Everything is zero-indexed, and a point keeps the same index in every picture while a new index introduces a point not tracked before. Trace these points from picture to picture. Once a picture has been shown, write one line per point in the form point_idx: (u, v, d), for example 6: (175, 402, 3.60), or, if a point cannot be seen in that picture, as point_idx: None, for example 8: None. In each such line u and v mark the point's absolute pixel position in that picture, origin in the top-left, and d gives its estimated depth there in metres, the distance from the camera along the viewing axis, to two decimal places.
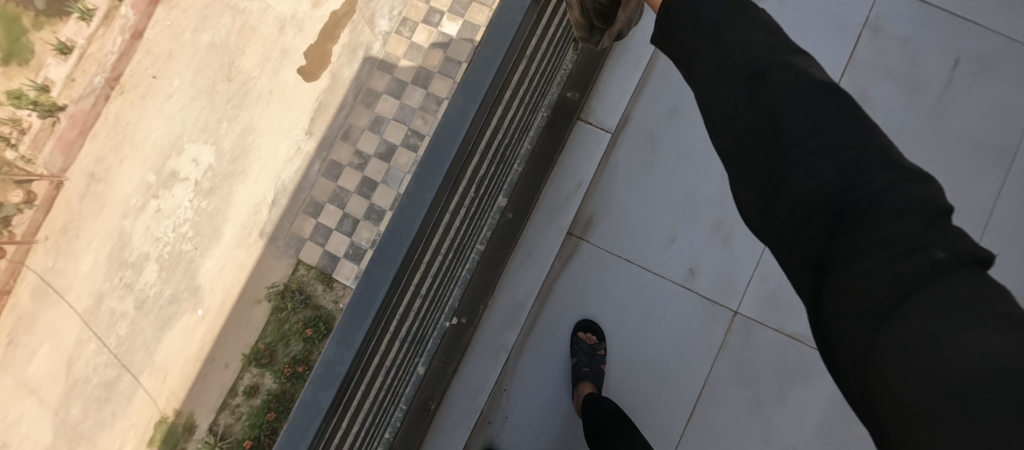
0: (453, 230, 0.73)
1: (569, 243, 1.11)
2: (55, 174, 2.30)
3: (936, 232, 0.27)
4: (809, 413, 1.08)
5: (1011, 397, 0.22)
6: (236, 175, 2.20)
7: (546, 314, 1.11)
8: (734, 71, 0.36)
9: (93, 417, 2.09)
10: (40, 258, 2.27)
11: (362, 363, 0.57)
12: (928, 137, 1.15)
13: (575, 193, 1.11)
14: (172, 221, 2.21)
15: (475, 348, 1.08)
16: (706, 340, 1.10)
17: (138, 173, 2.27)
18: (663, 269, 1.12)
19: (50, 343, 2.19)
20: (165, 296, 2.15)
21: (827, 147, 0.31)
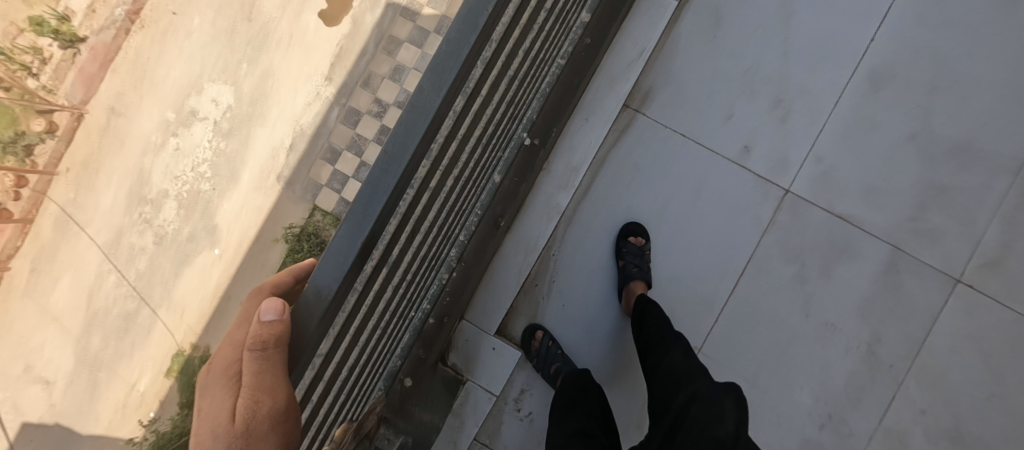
0: (526, 45, 0.66)
1: (625, 115, 1.22)
2: (76, 105, 2.33)
3: None
4: (850, 291, 1.18)
5: None
6: (254, 118, 2.20)
7: (600, 181, 1.23)
8: None
9: (114, 345, 2.20)
10: (61, 190, 2.34)
11: (428, 161, 0.49)
12: (987, 32, 1.19)
13: (638, 60, 1.20)
14: (190, 160, 2.24)
15: (530, 211, 1.21)
16: (755, 215, 1.20)
17: (157, 111, 2.29)
18: (717, 144, 1.21)
19: (72, 273, 2.28)
20: (184, 234, 2.20)
21: None
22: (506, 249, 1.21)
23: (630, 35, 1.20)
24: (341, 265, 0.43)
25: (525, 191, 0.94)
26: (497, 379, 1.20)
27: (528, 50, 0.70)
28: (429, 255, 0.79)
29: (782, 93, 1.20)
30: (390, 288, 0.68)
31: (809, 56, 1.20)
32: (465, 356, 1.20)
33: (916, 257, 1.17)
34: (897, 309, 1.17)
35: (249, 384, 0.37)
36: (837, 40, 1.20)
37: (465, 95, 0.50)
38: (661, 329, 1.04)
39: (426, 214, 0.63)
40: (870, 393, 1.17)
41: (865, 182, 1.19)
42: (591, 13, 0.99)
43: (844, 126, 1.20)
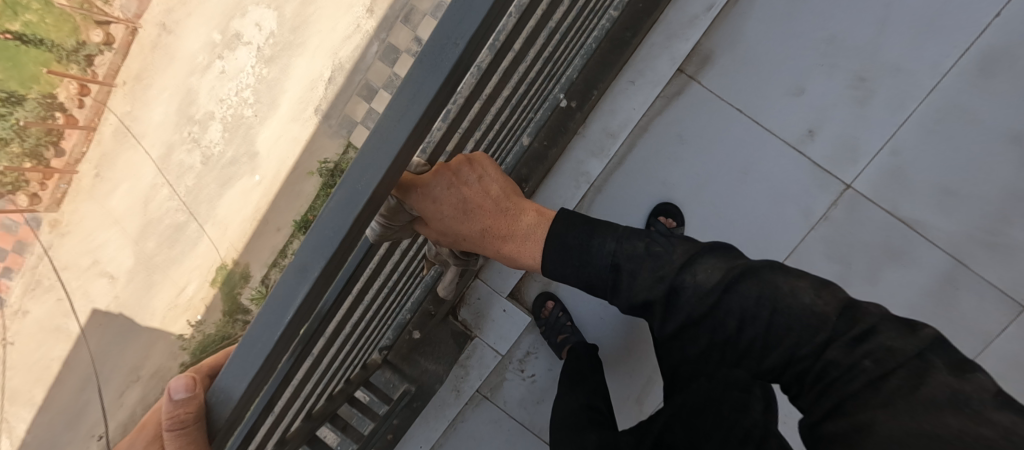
0: None
1: (677, 81, 1.09)
2: (131, 19, 2.35)
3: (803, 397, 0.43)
4: (896, 300, 1.08)
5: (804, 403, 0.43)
6: (295, 46, 2.25)
7: (637, 150, 1.13)
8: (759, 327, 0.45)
9: (167, 252, 2.34)
10: (119, 102, 2.40)
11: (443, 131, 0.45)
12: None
13: (703, 16, 1.06)
14: (235, 84, 2.30)
15: (558, 175, 1.13)
16: (805, 207, 1.10)
17: (204, 31, 2.33)
18: (778, 125, 1.08)
19: (129, 183, 2.39)
20: (227, 157, 2.30)
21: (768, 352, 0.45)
22: None
23: None
24: (331, 238, 0.37)
25: (554, 157, 0.88)
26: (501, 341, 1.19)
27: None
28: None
29: (865, 69, 1.05)
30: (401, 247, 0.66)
31: (907, 30, 1.04)
32: (476, 312, 1.19)
33: (982, 275, 1.05)
34: (947, 325, 1.07)
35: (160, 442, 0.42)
36: (943, 15, 1.03)
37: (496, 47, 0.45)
38: None
39: None
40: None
41: (942, 183, 1.05)
42: None
43: (932, 118, 1.04)
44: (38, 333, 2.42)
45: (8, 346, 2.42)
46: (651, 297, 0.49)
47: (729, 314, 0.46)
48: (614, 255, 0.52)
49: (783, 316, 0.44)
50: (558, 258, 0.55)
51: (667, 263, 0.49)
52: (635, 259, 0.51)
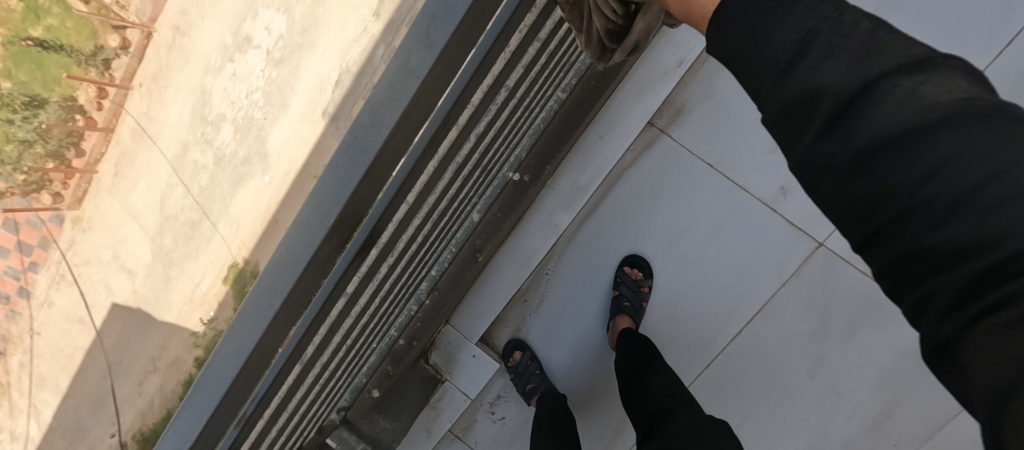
0: (498, 107, 0.61)
1: (647, 134, 1.08)
2: (146, 23, 2.41)
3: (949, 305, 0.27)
4: (871, 361, 1.07)
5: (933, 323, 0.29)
6: (304, 48, 2.23)
7: (607, 202, 1.11)
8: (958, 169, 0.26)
9: (182, 248, 2.41)
10: (136, 103, 2.51)
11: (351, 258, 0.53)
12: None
13: (673, 71, 1.03)
14: (246, 86, 2.32)
15: (527, 225, 1.13)
16: (778, 264, 1.08)
17: (216, 33, 2.37)
18: (749, 182, 1.07)
19: (146, 181, 2.49)
20: (239, 157, 2.33)
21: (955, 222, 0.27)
22: (498, 261, 1.16)
23: (675, 37, 1.02)
24: None
25: (509, 226, 0.85)
26: (475, 383, 1.21)
27: (504, 110, 0.65)
28: (398, 292, 0.77)
29: None
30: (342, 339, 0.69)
31: None
32: (447, 357, 1.20)
33: None
34: (921, 384, 1.07)
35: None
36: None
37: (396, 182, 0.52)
38: (651, 351, 1.03)
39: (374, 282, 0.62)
40: None
41: None
42: None
43: None
44: (62, 323, 2.54)
45: (34, 337, 2.52)
46: (831, 89, 0.30)
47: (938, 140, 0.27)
48: (809, 28, 0.32)
49: None
50: (739, 14, 0.36)
51: (890, 51, 0.30)
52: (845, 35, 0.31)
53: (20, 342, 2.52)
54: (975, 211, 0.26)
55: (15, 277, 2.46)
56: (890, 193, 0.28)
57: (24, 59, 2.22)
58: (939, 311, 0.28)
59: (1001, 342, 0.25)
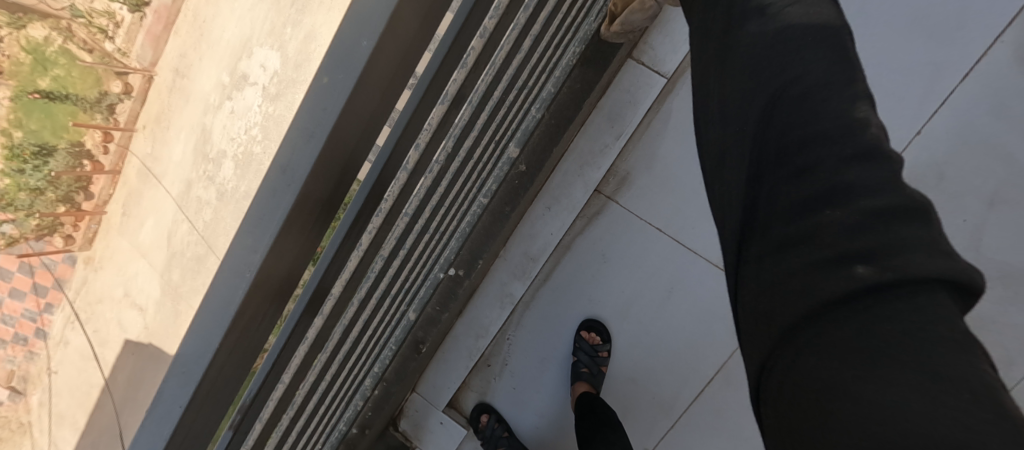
0: (407, 249, 0.61)
1: (595, 202, 1.09)
2: (146, 67, 2.33)
3: (810, 195, 0.28)
4: None
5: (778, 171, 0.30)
6: (298, 83, 2.11)
7: (558, 270, 1.14)
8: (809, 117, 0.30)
9: (189, 282, 2.32)
10: (140, 144, 2.41)
11: (257, 430, 0.52)
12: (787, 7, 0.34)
13: (613, 144, 1.06)
14: (243, 122, 2.22)
15: (482, 297, 1.16)
16: (731, 326, 1.09)
17: (214, 72, 2.25)
18: (698, 244, 1.08)
19: (153, 218, 2.39)
20: (240, 192, 2.26)
21: (815, 141, 0.29)
22: (456, 332, 1.19)
23: (613, 111, 1.05)
24: None
25: (448, 318, 0.88)
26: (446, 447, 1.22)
27: (423, 241, 0.66)
28: (330, 408, 0.75)
29: None
30: None
31: None
32: (415, 424, 1.22)
33: None
34: None
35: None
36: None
37: (265, 370, 0.46)
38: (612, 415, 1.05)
39: (294, 422, 0.62)
40: None
41: None
42: (521, 141, 0.76)
43: None
44: (80, 361, 2.49)
45: (51, 376, 2.49)
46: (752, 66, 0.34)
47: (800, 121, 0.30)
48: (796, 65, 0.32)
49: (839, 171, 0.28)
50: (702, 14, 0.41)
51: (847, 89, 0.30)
52: (778, 35, 0.33)
53: (40, 380, 2.49)
54: (784, 140, 0.30)
55: (31, 319, 2.43)
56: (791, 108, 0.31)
57: (33, 109, 2.19)
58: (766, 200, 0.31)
59: (776, 237, 0.29)
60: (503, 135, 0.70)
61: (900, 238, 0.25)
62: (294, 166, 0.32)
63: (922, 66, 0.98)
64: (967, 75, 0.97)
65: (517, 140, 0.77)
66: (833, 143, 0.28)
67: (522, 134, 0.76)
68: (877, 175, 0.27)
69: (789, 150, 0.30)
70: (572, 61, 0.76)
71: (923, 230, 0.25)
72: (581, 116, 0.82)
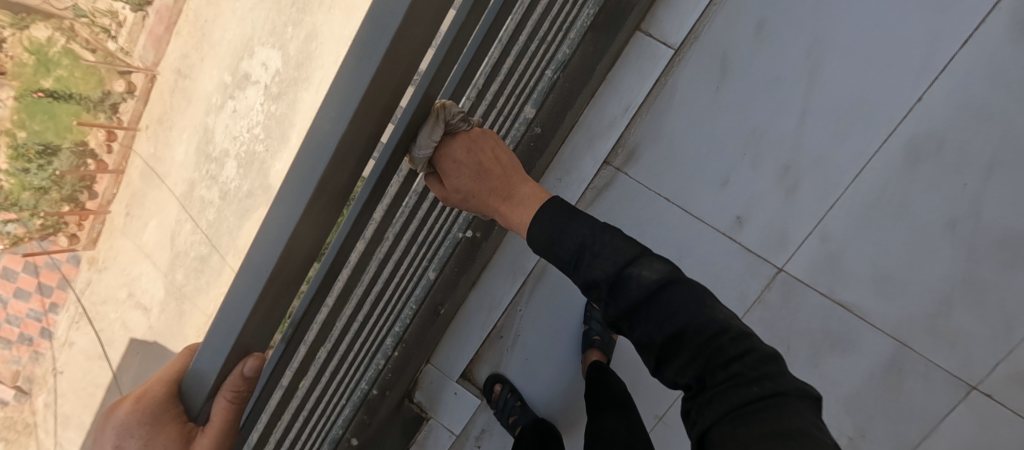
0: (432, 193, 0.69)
1: (605, 173, 1.12)
2: (149, 67, 2.34)
3: (713, 360, 0.50)
4: (836, 384, 1.11)
5: (690, 345, 0.52)
6: (300, 82, 2.11)
7: None
8: (688, 307, 0.53)
9: (193, 282, 2.30)
10: (144, 143, 2.42)
11: (303, 355, 0.57)
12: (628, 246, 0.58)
13: (621, 116, 1.08)
14: (246, 121, 2.21)
15: (496, 269, 1.18)
16: (740, 294, 1.11)
17: (216, 72, 2.27)
18: (707, 213, 1.09)
19: (156, 218, 2.39)
20: (243, 190, 2.23)
21: (698, 320, 0.52)
22: (470, 304, 1.21)
23: (620, 84, 1.08)
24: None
25: (466, 282, 0.91)
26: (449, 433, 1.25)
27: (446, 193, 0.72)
28: (357, 357, 0.80)
29: (791, 158, 1.04)
30: (309, 403, 0.73)
31: (833, 122, 1.03)
32: (430, 396, 1.25)
33: (925, 355, 1.06)
34: (891, 409, 1.09)
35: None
36: (881, 95, 1.01)
37: (310, 293, 0.46)
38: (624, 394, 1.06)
39: (331, 354, 0.68)
40: None
41: (879, 270, 1.05)
42: (537, 102, 0.80)
43: (864, 204, 1.04)
44: (83, 362, 2.47)
45: (57, 376, 2.49)
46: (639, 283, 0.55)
47: (681, 315, 0.53)
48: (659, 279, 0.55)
49: (715, 335, 0.51)
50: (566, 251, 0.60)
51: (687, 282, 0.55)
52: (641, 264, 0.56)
53: (46, 380, 2.50)
54: (683, 326, 0.52)
55: (36, 319, 2.47)
56: (677, 303, 0.53)
57: (36, 110, 2.15)
58: (693, 365, 0.52)
59: (712, 388, 0.49)
60: (522, 93, 0.74)
61: (766, 367, 0.48)
62: (351, 90, 0.33)
63: (921, 37, 1.00)
64: (967, 42, 0.99)
65: (533, 101, 0.81)
66: (705, 318, 0.52)
67: (537, 95, 0.81)
68: (728, 332, 0.51)
69: (686, 334, 0.52)
70: (586, 24, 0.80)
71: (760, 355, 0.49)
72: (595, 79, 0.84)
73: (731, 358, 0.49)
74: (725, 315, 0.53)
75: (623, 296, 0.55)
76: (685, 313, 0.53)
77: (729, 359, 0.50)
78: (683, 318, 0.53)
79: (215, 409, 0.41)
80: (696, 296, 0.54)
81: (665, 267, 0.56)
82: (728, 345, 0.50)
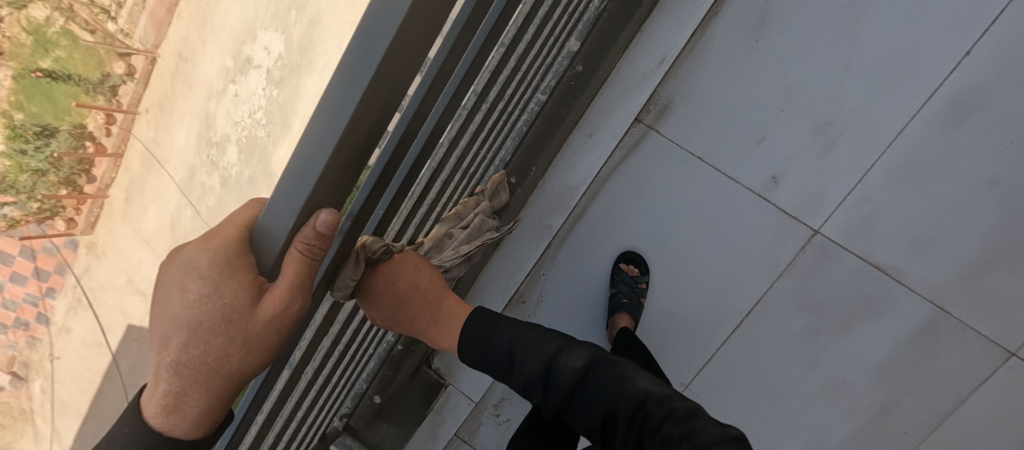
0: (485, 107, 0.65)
1: (635, 131, 1.08)
2: (150, 48, 2.22)
3: (637, 426, 0.66)
4: (867, 350, 1.07)
5: (618, 418, 0.68)
6: (303, 67, 1.91)
7: (597, 203, 1.12)
8: (611, 384, 0.69)
9: None
10: (144, 127, 2.32)
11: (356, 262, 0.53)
12: (549, 340, 0.73)
13: (657, 69, 1.04)
14: (247, 106, 2.07)
15: (521, 230, 1.14)
16: (773, 257, 1.07)
17: (216, 56, 2.13)
18: (740, 172, 1.06)
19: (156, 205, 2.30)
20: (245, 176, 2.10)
21: (619, 394, 0.68)
22: (492, 265, 1.17)
23: (654, 37, 1.04)
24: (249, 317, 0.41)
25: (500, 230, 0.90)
26: (439, 435, 1.24)
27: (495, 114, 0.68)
28: None
29: (829, 115, 1.01)
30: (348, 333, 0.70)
31: (875, 77, 0.99)
32: (449, 362, 1.21)
33: (962, 320, 1.03)
34: (923, 375, 1.06)
35: (218, 341, 0.43)
36: (927, 49, 0.97)
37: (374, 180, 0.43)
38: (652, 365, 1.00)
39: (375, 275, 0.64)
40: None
41: (917, 232, 1.02)
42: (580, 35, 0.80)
43: (902, 164, 1.00)
44: (81, 347, 2.42)
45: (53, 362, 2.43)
46: (567, 373, 0.70)
47: (604, 392, 0.69)
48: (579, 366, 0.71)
49: (635, 404, 0.67)
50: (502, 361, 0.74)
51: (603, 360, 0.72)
52: (564, 356, 0.71)
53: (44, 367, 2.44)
54: (610, 402, 0.68)
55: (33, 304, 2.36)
56: (601, 383, 0.69)
57: (34, 92, 2.02)
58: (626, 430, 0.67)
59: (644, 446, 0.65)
60: (569, 22, 0.74)
61: (673, 418, 0.65)
62: None
63: None
64: None
65: (576, 37, 0.81)
66: (622, 390, 0.68)
67: (581, 29, 0.82)
68: (641, 395, 0.68)
69: (613, 407, 0.68)
70: None
71: (668, 409, 0.66)
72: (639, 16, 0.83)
73: (650, 418, 0.66)
74: (642, 384, 0.69)
75: (557, 388, 0.70)
76: (607, 390, 0.69)
77: (647, 418, 0.66)
78: (608, 395, 0.69)
79: (286, 266, 0.38)
80: (618, 376, 0.70)
81: (584, 355, 0.72)
82: (653, 409, 0.66)
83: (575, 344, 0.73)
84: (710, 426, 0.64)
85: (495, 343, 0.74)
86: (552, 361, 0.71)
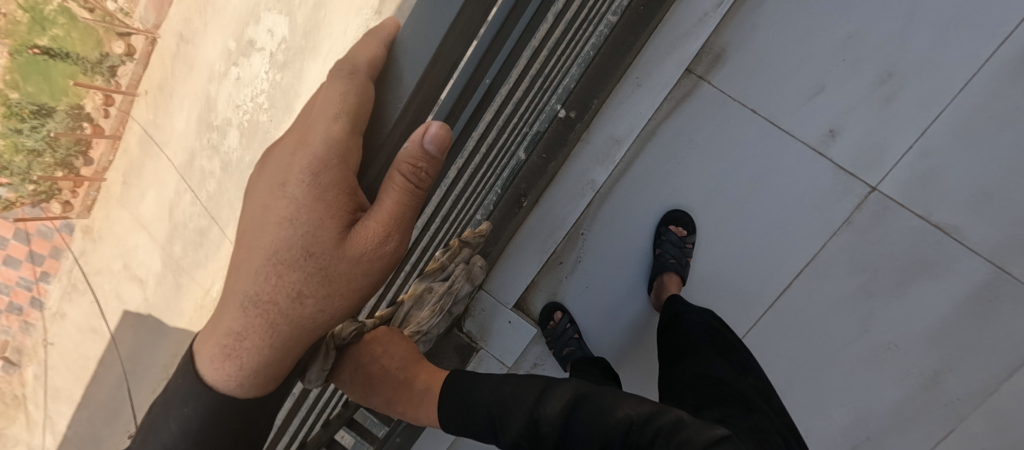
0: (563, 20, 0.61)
1: (686, 82, 1.03)
2: None
3: None
4: (921, 314, 1.03)
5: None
6: None
7: (642, 159, 1.07)
8: (593, 419, 0.67)
9: None
10: None
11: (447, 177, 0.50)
12: (525, 391, 0.73)
13: (713, 13, 0.99)
14: None
15: (561, 185, 1.09)
16: (826, 215, 1.03)
17: None
18: (795, 125, 1.01)
19: None
20: None
21: (603, 426, 0.66)
22: (530, 224, 1.11)
23: None
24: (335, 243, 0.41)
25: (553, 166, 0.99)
26: (445, 433, 1.25)
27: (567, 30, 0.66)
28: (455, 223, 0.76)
29: (892, 64, 0.97)
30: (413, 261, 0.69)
31: (939, 25, 0.95)
32: (481, 325, 1.16)
33: (1023, 281, 0.99)
34: (977, 338, 1.02)
35: (291, 281, 0.43)
36: None
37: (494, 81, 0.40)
38: (695, 337, 0.91)
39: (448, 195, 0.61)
40: (917, 421, 1.07)
41: (979, 188, 0.98)
42: None
43: (964, 118, 0.96)
44: None
45: None
46: (547, 419, 0.69)
47: (588, 431, 0.66)
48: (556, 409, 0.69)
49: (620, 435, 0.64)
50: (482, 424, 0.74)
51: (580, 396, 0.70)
52: (542, 403, 0.71)
53: None
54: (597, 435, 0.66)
55: None
56: (583, 418, 0.67)
57: None
58: None
59: None
60: None
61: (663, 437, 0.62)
62: None
63: None
64: None
65: None
66: (606, 422, 0.66)
67: None
68: (625, 421, 0.65)
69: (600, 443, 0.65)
70: None
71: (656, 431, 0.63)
72: None
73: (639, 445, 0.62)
74: (622, 411, 0.66)
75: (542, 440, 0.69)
76: (590, 424, 0.67)
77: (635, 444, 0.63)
78: (592, 431, 0.66)
79: (387, 190, 0.37)
80: (597, 409, 0.67)
81: (562, 398, 0.70)
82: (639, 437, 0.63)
83: (552, 387, 0.73)
84: (697, 433, 0.61)
85: (475, 405, 0.74)
86: (531, 411, 0.71)
